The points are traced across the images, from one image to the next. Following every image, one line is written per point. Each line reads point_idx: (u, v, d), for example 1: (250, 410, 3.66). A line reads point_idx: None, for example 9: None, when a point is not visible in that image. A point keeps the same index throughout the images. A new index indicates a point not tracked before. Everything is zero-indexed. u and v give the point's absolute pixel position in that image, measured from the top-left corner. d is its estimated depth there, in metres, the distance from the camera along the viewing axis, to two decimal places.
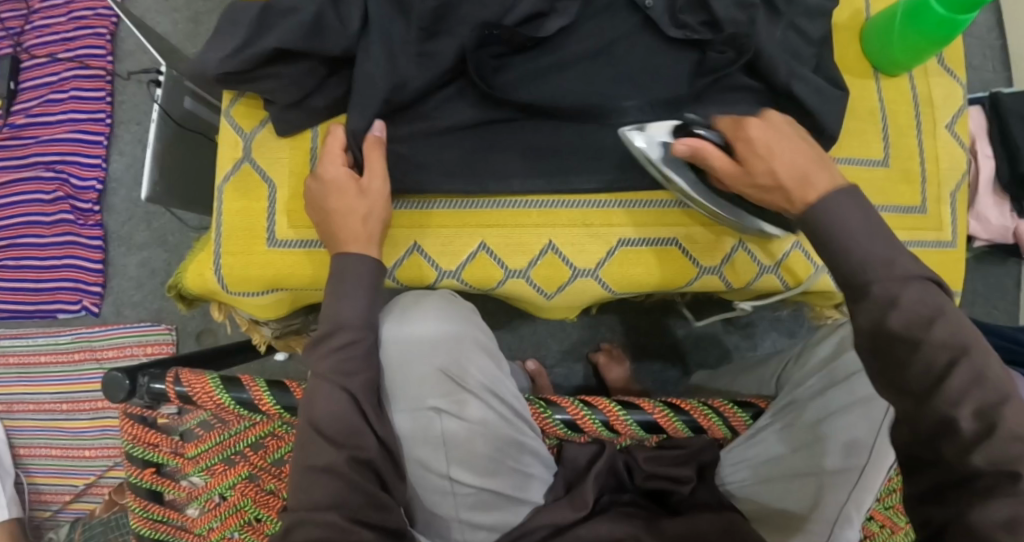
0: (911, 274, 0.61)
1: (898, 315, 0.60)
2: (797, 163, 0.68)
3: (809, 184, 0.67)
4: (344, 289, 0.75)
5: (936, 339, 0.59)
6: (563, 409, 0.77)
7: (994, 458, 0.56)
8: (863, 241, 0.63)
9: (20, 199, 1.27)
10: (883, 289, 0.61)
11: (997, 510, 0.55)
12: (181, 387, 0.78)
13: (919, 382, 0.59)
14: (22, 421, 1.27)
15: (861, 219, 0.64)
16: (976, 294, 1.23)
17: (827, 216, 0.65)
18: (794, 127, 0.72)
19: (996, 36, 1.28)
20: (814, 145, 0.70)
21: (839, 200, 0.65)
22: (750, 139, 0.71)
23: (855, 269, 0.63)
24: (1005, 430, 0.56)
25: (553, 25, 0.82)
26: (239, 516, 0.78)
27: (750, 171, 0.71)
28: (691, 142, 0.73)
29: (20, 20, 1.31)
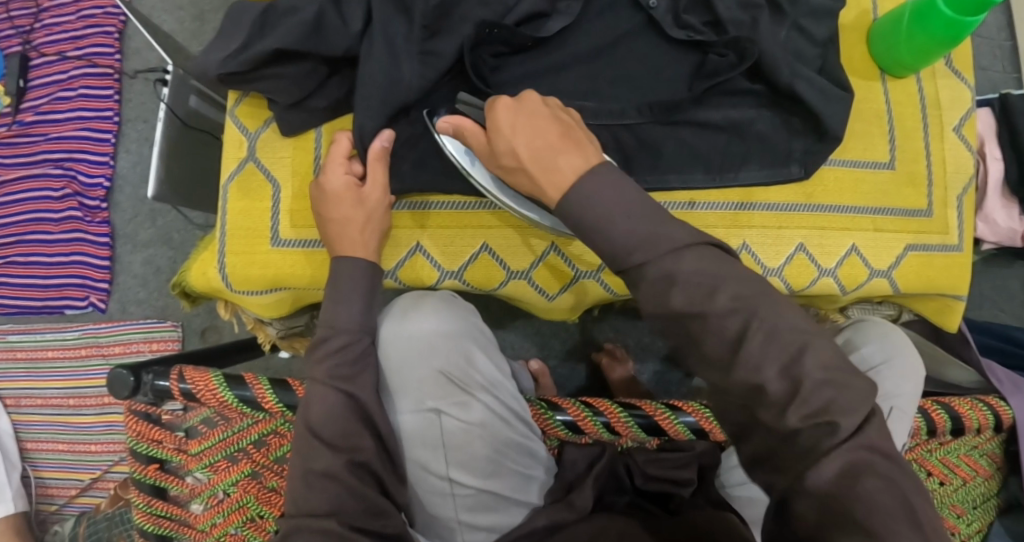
0: (685, 245, 0.61)
1: (678, 291, 0.60)
2: (538, 144, 0.67)
3: (557, 170, 0.66)
4: (340, 294, 0.76)
5: (720, 308, 0.59)
6: (564, 410, 0.77)
7: (811, 413, 0.57)
8: (621, 222, 0.62)
9: (29, 196, 1.28)
10: (657, 267, 0.61)
11: (827, 468, 0.57)
12: (185, 384, 0.78)
13: (720, 350, 0.60)
14: (29, 415, 1.28)
15: (610, 201, 0.63)
16: (983, 297, 1.22)
17: (585, 203, 0.64)
18: (551, 108, 0.70)
19: (1006, 36, 1.27)
20: (564, 124, 0.68)
21: (593, 187, 0.64)
22: (498, 118, 0.68)
23: (620, 254, 0.62)
24: (809, 381, 0.57)
25: (555, 25, 0.82)
26: (242, 512, 0.79)
27: (497, 152, 0.69)
28: (452, 120, 0.74)
29: (29, 19, 1.32)
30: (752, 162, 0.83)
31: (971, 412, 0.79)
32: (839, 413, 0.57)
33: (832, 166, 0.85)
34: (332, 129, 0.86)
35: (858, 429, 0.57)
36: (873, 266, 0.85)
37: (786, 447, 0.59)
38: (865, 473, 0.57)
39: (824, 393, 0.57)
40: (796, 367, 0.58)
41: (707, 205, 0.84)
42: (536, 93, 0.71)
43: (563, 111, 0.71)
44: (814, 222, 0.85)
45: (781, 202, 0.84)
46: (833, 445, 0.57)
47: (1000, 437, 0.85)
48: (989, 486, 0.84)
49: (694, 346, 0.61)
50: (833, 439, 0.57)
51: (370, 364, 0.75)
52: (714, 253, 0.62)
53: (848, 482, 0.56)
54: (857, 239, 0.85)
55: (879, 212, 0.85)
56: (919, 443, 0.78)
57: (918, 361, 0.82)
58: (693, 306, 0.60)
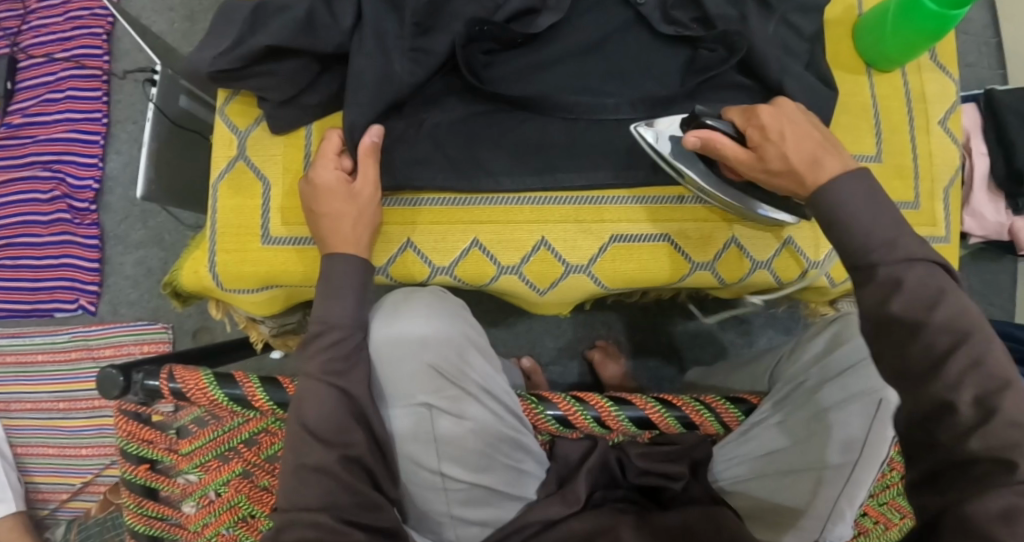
0: (917, 254, 0.61)
1: (900, 298, 0.60)
2: (805, 147, 0.69)
3: (819, 169, 0.67)
4: (332, 289, 0.76)
5: (937, 322, 0.59)
6: (555, 404, 0.77)
7: (991, 444, 0.55)
8: (871, 221, 0.63)
9: (18, 198, 1.27)
10: (889, 269, 0.61)
11: (992, 501, 0.54)
12: (175, 384, 0.78)
13: (920, 361, 0.59)
14: (19, 420, 1.27)
15: (864, 201, 0.64)
16: (972, 291, 1.23)
17: (839, 200, 0.65)
18: (804, 113, 0.72)
19: (992, 33, 1.28)
20: (823, 133, 0.70)
21: (852, 183, 0.65)
22: (763, 126, 0.71)
23: (859, 251, 0.63)
24: (1001, 416, 0.56)
25: (545, 21, 0.83)
26: (233, 512, 0.78)
27: (763, 159, 0.71)
28: (702, 132, 0.73)
29: (18, 20, 1.31)
30: None
31: None
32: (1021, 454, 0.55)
33: None
34: (322, 127, 0.86)
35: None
36: None
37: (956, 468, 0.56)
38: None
39: (1012, 431, 0.55)
40: (989, 403, 0.56)
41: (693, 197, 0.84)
42: (789, 100, 0.73)
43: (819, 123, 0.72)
44: None
45: None
46: (1001, 476, 0.55)
47: None
48: None
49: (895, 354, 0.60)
50: (1009, 477, 0.54)
51: (360, 360, 0.75)
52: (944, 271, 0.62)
53: (1009, 522, 0.53)
54: None
55: None
56: None
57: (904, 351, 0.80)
58: (909, 311, 0.60)
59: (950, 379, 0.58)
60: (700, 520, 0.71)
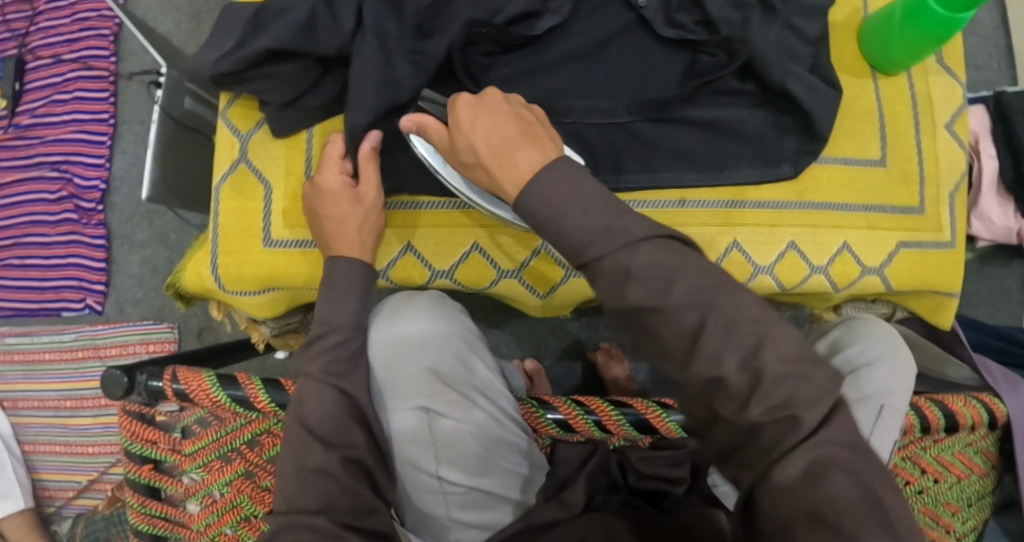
0: (638, 236, 0.57)
1: (636, 286, 0.56)
2: (494, 143, 0.64)
3: (514, 168, 0.62)
4: (334, 292, 0.76)
5: (679, 303, 0.56)
6: (556, 408, 0.77)
7: (771, 407, 0.54)
8: (575, 215, 0.59)
9: (26, 198, 1.28)
10: (612, 261, 0.57)
11: (791, 466, 0.53)
12: (178, 385, 0.78)
13: (678, 343, 0.56)
14: (27, 417, 1.28)
15: (565, 191, 0.60)
16: (980, 295, 1.22)
17: (539, 197, 0.60)
18: (508, 101, 0.67)
19: (1001, 34, 1.27)
20: (524, 119, 0.66)
21: (546, 179, 0.61)
22: (460, 116, 0.66)
23: (576, 250, 0.59)
24: (769, 374, 0.54)
25: (546, 24, 0.82)
26: (236, 512, 0.79)
27: (460, 150, 0.67)
28: (416, 118, 0.71)
29: (26, 22, 1.32)
30: (743, 162, 0.83)
31: (963, 408, 0.79)
32: (801, 407, 0.54)
33: (824, 163, 0.85)
34: (324, 130, 0.86)
35: (823, 425, 0.54)
36: (865, 264, 0.85)
37: (750, 441, 0.55)
38: (832, 471, 0.53)
39: (786, 386, 0.54)
40: (755, 359, 0.55)
41: (698, 203, 0.84)
42: (497, 89, 0.68)
43: (525, 108, 0.67)
44: (808, 220, 0.84)
45: (773, 200, 0.84)
46: (801, 438, 0.54)
47: (995, 435, 0.85)
48: (983, 484, 0.85)
49: (652, 341, 0.57)
50: (797, 435, 0.54)
51: (361, 364, 0.75)
52: (674, 245, 0.58)
53: (813, 482, 0.53)
54: (849, 237, 0.85)
55: (871, 209, 0.85)
56: (913, 439, 0.79)
57: (911, 364, 0.82)
58: (648, 301, 0.56)
59: (709, 354, 0.55)
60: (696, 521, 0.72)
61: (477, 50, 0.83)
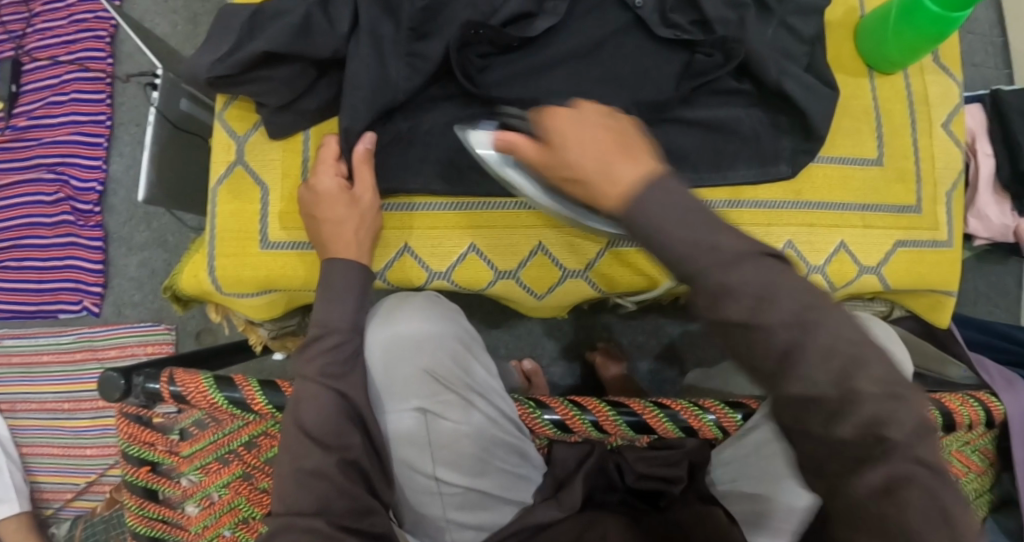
0: (737, 254, 0.55)
1: (732, 302, 0.54)
2: (596, 155, 0.61)
3: (617, 180, 0.60)
4: (331, 294, 0.76)
5: (777, 321, 0.54)
6: (553, 409, 0.76)
7: (863, 424, 0.52)
8: (680, 230, 0.57)
9: (23, 200, 1.28)
10: (711, 277, 0.55)
11: (871, 478, 0.53)
12: (175, 387, 0.78)
13: (766, 358, 0.54)
14: (24, 420, 1.28)
15: (671, 207, 0.57)
16: (978, 293, 1.22)
17: (644, 211, 0.58)
18: (607, 114, 0.65)
19: (998, 33, 1.27)
20: (624, 133, 0.63)
21: (654, 193, 0.58)
22: (556, 130, 0.64)
23: (676, 263, 0.57)
24: (866, 394, 0.53)
25: (542, 25, 0.82)
26: (233, 513, 0.81)
27: (556, 164, 0.65)
28: (503, 134, 0.69)
29: (22, 24, 1.32)
30: (739, 162, 0.83)
31: (961, 409, 0.79)
32: (893, 428, 0.52)
33: (820, 162, 0.85)
34: (320, 132, 0.87)
35: (913, 442, 0.53)
36: (862, 263, 0.85)
37: None
38: (911, 486, 0.52)
39: (885, 406, 0.52)
40: (850, 379, 0.53)
41: None
42: (594, 102, 0.66)
43: (621, 120, 0.65)
44: (805, 220, 0.84)
45: (769, 200, 0.84)
46: (883, 454, 0.53)
47: (992, 433, 0.84)
48: (979, 482, 0.85)
49: (737, 352, 0.56)
50: (882, 452, 0.53)
51: (357, 366, 0.75)
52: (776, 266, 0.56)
53: (891, 497, 0.52)
54: (846, 236, 0.85)
55: (868, 208, 0.86)
56: None
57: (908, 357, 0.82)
58: (748, 317, 0.54)
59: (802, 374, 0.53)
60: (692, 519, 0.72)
61: (473, 51, 0.83)
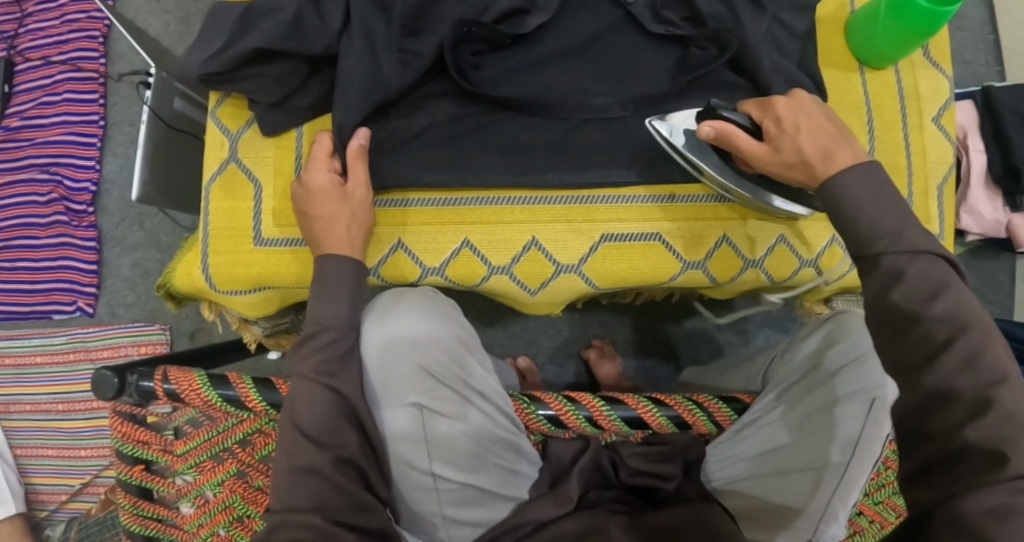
0: (920, 246, 0.61)
1: (902, 288, 0.60)
2: (819, 140, 0.68)
3: (833, 166, 0.66)
4: (325, 292, 0.76)
5: (936, 314, 0.58)
6: (547, 405, 0.77)
7: (986, 438, 0.55)
8: (876, 209, 0.63)
9: (16, 200, 1.27)
10: (890, 259, 0.61)
11: (986, 499, 0.53)
12: (169, 385, 0.78)
13: (917, 349, 0.58)
14: (18, 421, 1.27)
15: (873, 190, 0.64)
16: (971, 288, 1.23)
17: (849, 192, 0.64)
18: (820, 105, 0.71)
19: (989, 30, 1.28)
20: (836, 125, 0.69)
21: (861, 176, 0.65)
22: (779, 117, 0.70)
23: (865, 241, 0.63)
24: (998, 408, 0.55)
25: (535, 21, 0.83)
26: (228, 512, 0.79)
27: (779, 148, 0.70)
28: (715, 122, 0.72)
29: (14, 24, 1.32)
30: None
31: None
32: (1012, 450, 0.54)
33: None
34: (312, 129, 0.87)
35: None
36: None
37: None
38: (1020, 515, 0.52)
39: (1007, 427, 0.55)
40: (991, 389, 0.56)
41: (687, 198, 0.84)
42: (806, 92, 0.72)
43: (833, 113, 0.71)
44: None
45: None
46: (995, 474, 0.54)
47: None
48: None
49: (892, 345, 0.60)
50: (997, 474, 0.53)
51: (351, 362, 0.75)
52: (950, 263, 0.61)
53: (1000, 521, 0.52)
54: None
55: None
56: None
57: None
58: (909, 301, 0.59)
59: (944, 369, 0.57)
60: (688, 517, 0.72)
61: (467, 48, 0.83)
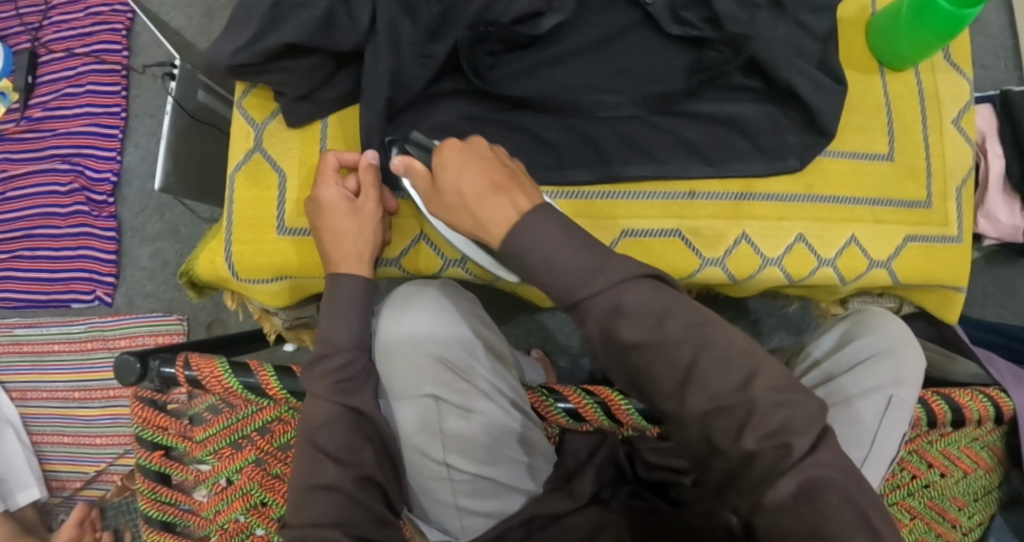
0: (632, 273, 0.59)
1: (630, 322, 0.58)
2: (478, 185, 0.65)
3: (500, 213, 0.64)
4: (336, 311, 0.76)
5: (673, 336, 0.58)
6: (566, 398, 0.79)
7: (766, 434, 0.56)
8: (568, 255, 0.60)
9: (37, 190, 1.29)
10: (603, 299, 0.59)
11: None
12: (191, 372, 0.78)
13: None
14: (36, 408, 1.29)
15: (555, 237, 0.61)
16: (986, 294, 1.23)
17: (529, 241, 0.61)
18: (497, 152, 0.69)
19: (1009, 34, 1.27)
20: (505, 166, 0.68)
21: (534, 223, 0.62)
22: (443, 162, 0.68)
23: (568, 288, 0.60)
24: (762, 397, 0.56)
25: (550, 22, 0.83)
26: (245, 500, 0.80)
27: (439, 194, 0.68)
28: (405, 159, 0.72)
29: (38, 16, 1.33)
30: (746, 156, 0.83)
31: (971, 403, 0.84)
32: (794, 433, 0.56)
33: (830, 157, 0.85)
34: (339, 120, 0.88)
35: None
36: (873, 257, 0.85)
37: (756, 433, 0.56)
38: None
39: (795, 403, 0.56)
40: (748, 389, 0.57)
41: (708, 195, 0.84)
42: (484, 138, 0.70)
43: (509, 159, 0.70)
44: (815, 213, 0.84)
45: (781, 194, 0.84)
46: None
47: (1001, 430, 0.91)
48: (989, 479, 0.90)
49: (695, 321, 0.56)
50: (788, 461, 0.55)
51: (368, 380, 0.75)
52: (656, 284, 0.60)
53: None
54: (856, 230, 0.85)
55: (878, 203, 0.86)
56: (920, 434, 0.85)
57: (917, 351, 0.83)
58: (644, 336, 0.58)
59: (706, 385, 0.57)
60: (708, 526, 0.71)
61: (484, 49, 0.83)
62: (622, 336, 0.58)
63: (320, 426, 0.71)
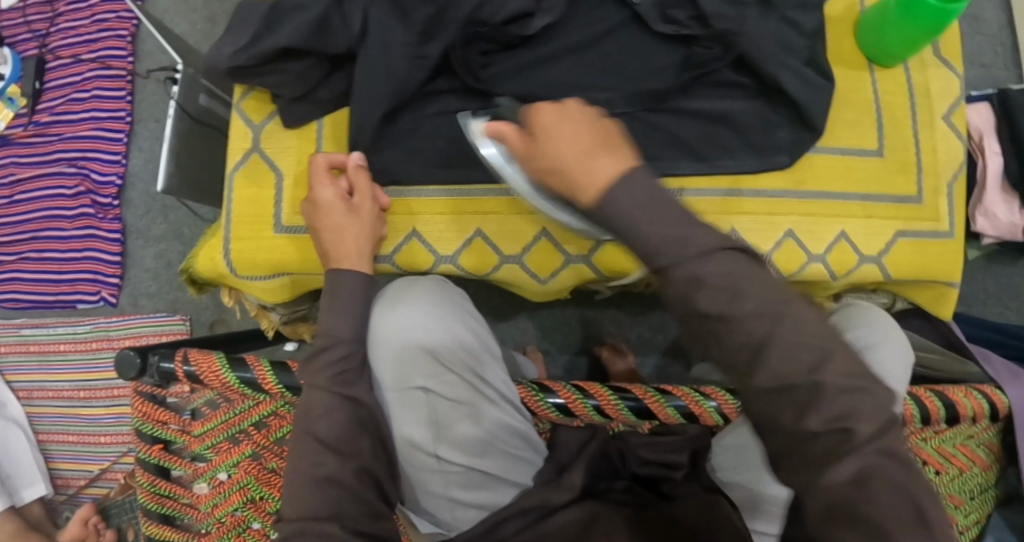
0: (710, 246, 0.56)
1: (706, 294, 0.56)
2: (573, 148, 0.61)
3: (591, 177, 0.60)
4: (336, 304, 0.77)
5: (745, 313, 0.55)
6: (556, 393, 0.79)
7: (830, 418, 0.54)
8: (650, 225, 0.57)
9: (44, 193, 1.31)
10: (681, 270, 0.56)
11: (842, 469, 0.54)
12: (189, 367, 0.80)
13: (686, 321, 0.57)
14: (42, 407, 1.31)
15: (642, 201, 0.58)
16: (987, 293, 1.22)
17: (619, 207, 0.58)
18: (592, 112, 0.65)
19: (1008, 33, 1.27)
20: (603, 126, 0.63)
21: (623, 189, 0.58)
22: (542, 123, 0.64)
23: (652, 255, 0.57)
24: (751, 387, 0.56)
25: (540, 23, 0.85)
26: (243, 493, 0.81)
27: (537, 155, 0.64)
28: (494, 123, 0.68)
29: (46, 23, 1.36)
30: (737, 152, 0.84)
31: (965, 400, 0.84)
32: (781, 412, 0.56)
33: (819, 153, 0.86)
34: (333, 121, 0.89)
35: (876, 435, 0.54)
36: (863, 252, 0.85)
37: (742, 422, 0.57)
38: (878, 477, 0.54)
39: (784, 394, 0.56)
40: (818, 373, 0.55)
41: (697, 191, 0.84)
42: (577, 100, 0.66)
43: (608, 119, 0.65)
44: (806, 208, 0.85)
45: (772, 190, 0.85)
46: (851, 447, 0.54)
47: (996, 428, 0.90)
48: (985, 477, 0.90)
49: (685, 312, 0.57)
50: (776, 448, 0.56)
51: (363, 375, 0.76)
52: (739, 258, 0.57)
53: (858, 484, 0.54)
54: (847, 225, 0.85)
55: (870, 198, 0.86)
56: (914, 430, 0.84)
57: (905, 347, 0.83)
58: (720, 311, 0.55)
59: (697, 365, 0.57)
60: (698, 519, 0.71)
61: (475, 48, 0.85)
62: (679, 314, 0.57)
63: (318, 417, 0.72)
